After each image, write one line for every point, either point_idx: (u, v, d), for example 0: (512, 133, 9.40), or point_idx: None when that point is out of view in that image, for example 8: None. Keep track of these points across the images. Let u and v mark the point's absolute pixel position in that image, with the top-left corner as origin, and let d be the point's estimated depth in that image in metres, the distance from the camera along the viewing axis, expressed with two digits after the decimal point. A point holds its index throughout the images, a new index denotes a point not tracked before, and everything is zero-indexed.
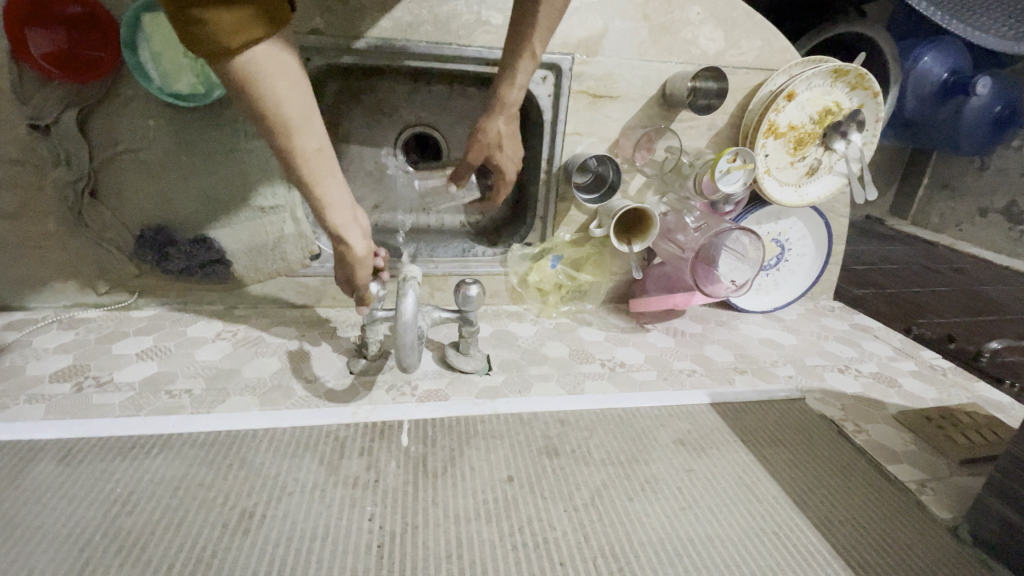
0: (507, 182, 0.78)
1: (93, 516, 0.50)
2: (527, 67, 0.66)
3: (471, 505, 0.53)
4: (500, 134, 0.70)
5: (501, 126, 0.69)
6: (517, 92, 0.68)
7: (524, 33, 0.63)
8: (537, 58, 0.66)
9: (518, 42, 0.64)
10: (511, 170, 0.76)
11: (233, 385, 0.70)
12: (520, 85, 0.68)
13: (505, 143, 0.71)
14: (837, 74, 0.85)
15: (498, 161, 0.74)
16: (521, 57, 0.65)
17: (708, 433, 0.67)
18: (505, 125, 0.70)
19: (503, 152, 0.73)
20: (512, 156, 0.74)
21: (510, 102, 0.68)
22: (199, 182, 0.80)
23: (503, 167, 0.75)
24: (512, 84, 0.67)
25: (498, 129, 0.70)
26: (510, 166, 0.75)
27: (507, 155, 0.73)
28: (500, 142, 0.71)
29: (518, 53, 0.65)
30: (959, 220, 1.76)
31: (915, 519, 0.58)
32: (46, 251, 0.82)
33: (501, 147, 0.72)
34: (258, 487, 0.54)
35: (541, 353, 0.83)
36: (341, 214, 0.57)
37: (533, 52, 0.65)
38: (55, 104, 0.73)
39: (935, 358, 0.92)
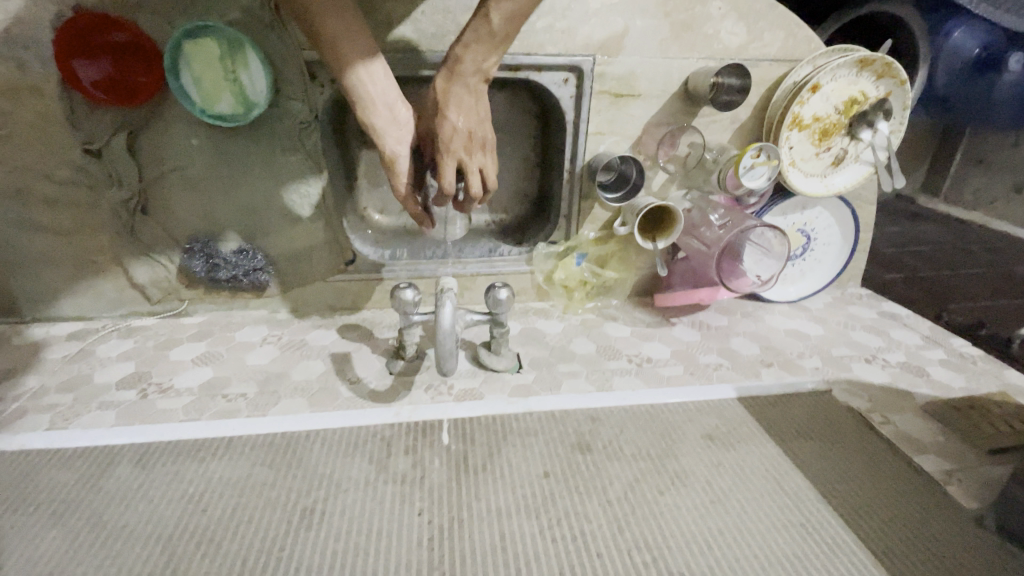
0: (445, 151, 0.68)
1: (173, 513, 0.55)
2: (480, 26, 0.64)
3: (511, 500, 0.57)
4: (441, 93, 0.67)
5: (444, 81, 0.67)
6: (463, 54, 0.66)
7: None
8: (488, 22, 0.64)
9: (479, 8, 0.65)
10: (449, 136, 0.67)
11: (283, 388, 0.74)
12: (471, 47, 0.65)
13: (443, 100, 0.67)
14: (862, 64, 0.84)
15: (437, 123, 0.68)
16: (476, 17, 0.65)
17: (736, 426, 0.69)
18: (446, 84, 0.67)
19: (443, 111, 0.67)
20: (451, 117, 0.67)
21: (454, 57, 0.66)
22: (240, 195, 0.85)
23: (439, 130, 0.67)
24: (459, 41, 0.66)
25: (439, 85, 0.68)
26: (446, 128, 0.67)
27: (446, 117, 0.67)
28: (438, 98, 0.67)
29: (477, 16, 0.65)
30: (993, 197, 1.71)
31: (942, 509, 0.59)
32: (103, 265, 0.88)
33: (443, 106, 0.67)
34: (316, 485, 0.59)
35: (569, 350, 0.86)
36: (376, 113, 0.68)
37: (488, 13, 0.64)
38: (104, 131, 0.77)
39: (965, 346, 0.92)
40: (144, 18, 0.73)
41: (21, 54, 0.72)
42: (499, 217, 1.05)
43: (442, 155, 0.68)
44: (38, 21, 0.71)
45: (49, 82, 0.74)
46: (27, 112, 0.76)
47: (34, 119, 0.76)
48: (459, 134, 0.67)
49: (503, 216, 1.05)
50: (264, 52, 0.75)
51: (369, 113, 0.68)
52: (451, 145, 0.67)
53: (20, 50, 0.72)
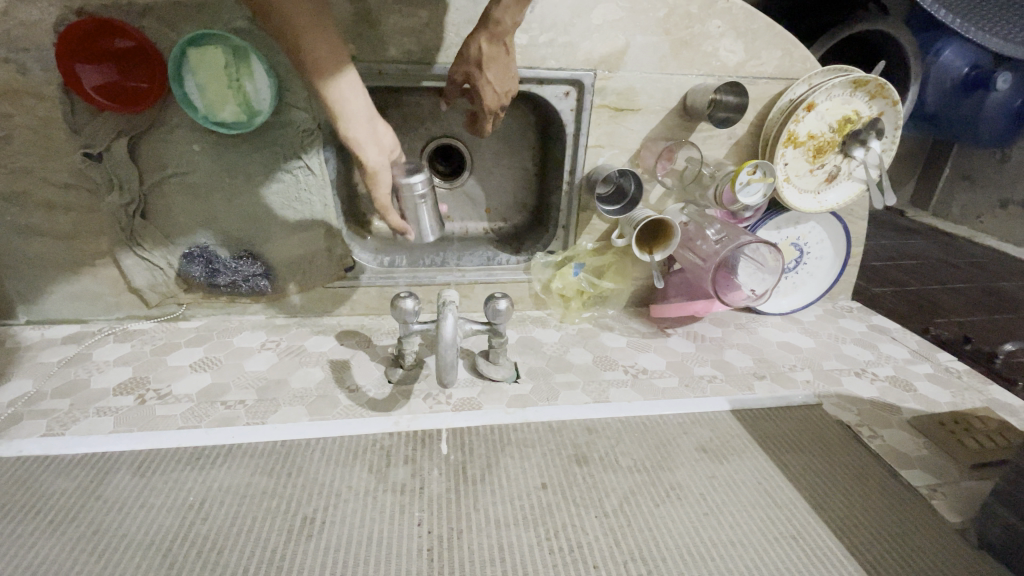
0: (485, 110, 0.74)
1: (173, 521, 0.56)
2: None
3: (508, 511, 0.58)
4: (480, 55, 0.69)
5: (484, 46, 0.69)
6: (504, 17, 0.66)
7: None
8: None
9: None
10: (488, 98, 0.73)
11: (282, 395, 0.75)
12: (511, 11, 0.65)
13: (485, 64, 0.70)
14: (856, 85, 0.87)
15: (476, 84, 0.72)
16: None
17: (729, 439, 0.71)
18: (487, 45, 0.68)
19: (482, 74, 0.71)
20: (493, 81, 0.72)
21: (496, 21, 0.66)
22: (241, 201, 0.85)
23: (479, 92, 0.72)
24: (499, 2, 0.65)
25: (479, 46, 0.69)
26: (486, 92, 0.72)
27: (486, 81, 0.71)
28: (479, 61, 0.70)
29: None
30: (980, 212, 1.74)
31: (928, 525, 0.61)
32: (102, 268, 0.88)
33: (481, 69, 0.70)
34: (315, 494, 0.59)
35: (566, 360, 0.87)
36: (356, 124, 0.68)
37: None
38: (105, 136, 0.77)
39: (951, 360, 0.94)
40: (148, 24, 0.73)
41: (22, 58, 0.72)
42: (498, 226, 1.07)
43: (484, 113, 0.75)
44: (41, 25, 0.71)
45: (52, 87, 0.74)
46: (27, 115, 0.76)
47: (34, 123, 0.76)
48: (499, 95, 0.73)
49: (502, 225, 1.07)
50: (268, 61, 0.76)
51: (350, 126, 0.68)
52: (493, 104, 0.74)
53: (22, 53, 0.72)
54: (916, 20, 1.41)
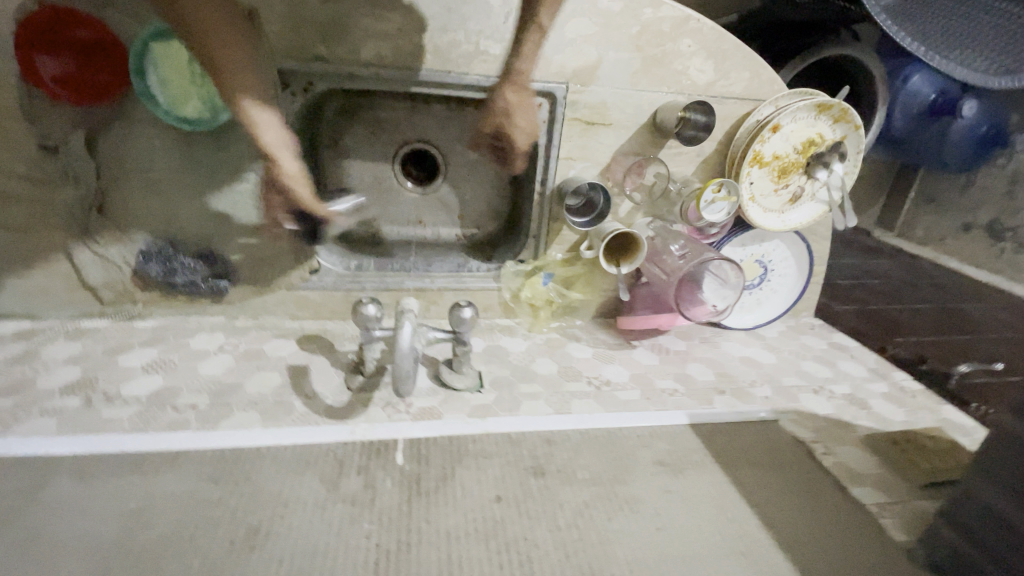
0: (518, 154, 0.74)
1: (110, 530, 0.53)
2: (537, 34, 0.66)
3: (461, 524, 0.57)
4: (508, 104, 0.69)
5: (511, 96, 0.69)
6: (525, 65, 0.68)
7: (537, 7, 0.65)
8: (544, 23, 0.66)
9: (530, 14, 0.65)
10: (522, 143, 0.72)
11: (236, 400, 0.73)
12: (530, 58, 0.68)
13: (514, 111, 0.69)
14: (820, 108, 0.89)
15: (510, 133, 0.71)
16: (531, 26, 0.65)
17: (686, 454, 0.71)
18: (515, 95, 0.69)
19: (515, 122, 0.70)
20: (523, 127, 0.71)
21: (519, 70, 0.68)
22: (203, 200, 0.83)
23: (513, 139, 0.71)
24: (521, 53, 0.67)
25: (506, 97, 0.69)
26: (519, 139, 0.71)
27: (520, 128, 0.71)
28: (508, 110, 0.69)
29: (528, 23, 0.66)
30: (943, 235, 1.80)
31: (876, 544, 0.62)
32: (54, 263, 0.84)
33: (512, 118, 0.70)
34: (263, 503, 0.58)
35: (531, 370, 0.87)
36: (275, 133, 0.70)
37: (540, 22, 0.65)
38: (64, 128, 0.76)
39: (906, 380, 0.97)
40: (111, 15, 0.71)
41: None
42: (470, 233, 1.06)
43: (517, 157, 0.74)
44: None
45: (7, 75, 0.72)
46: None
47: None
48: (529, 137, 0.73)
49: (475, 232, 1.06)
50: None
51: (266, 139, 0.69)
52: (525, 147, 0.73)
53: None
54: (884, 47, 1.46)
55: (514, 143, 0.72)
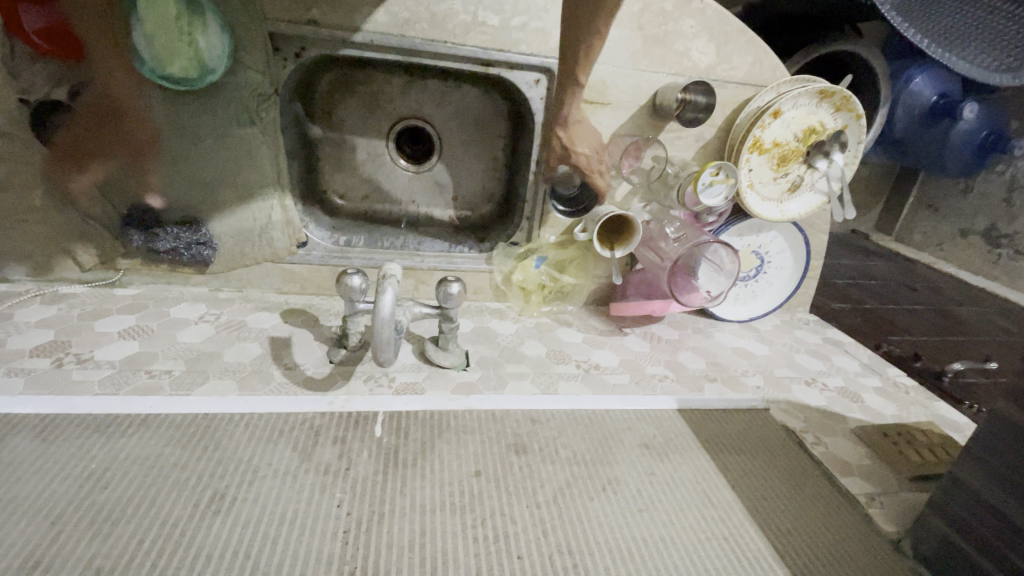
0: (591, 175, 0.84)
1: (69, 489, 0.51)
2: (579, 86, 0.74)
3: (437, 497, 0.55)
4: (562, 142, 0.80)
5: (563, 138, 0.80)
6: (574, 111, 0.77)
7: (575, 67, 0.72)
8: (583, 73, 0.73)
9: (570, 72, 0.73)
10: (590, 168, 0.83)
11: (212, 368, 0.71)
12: (577, 106, 0.77)
13: (570, 146, 0.80)
14: (822, 95, 0.87)
15: (576, 162, 0.82)
16: (572, 84, 0.74)
17: (672, 437, 0.70)
18: (567, 132, 0.80)
19: (580, 154, 0.81)
20: (584, 158, 0.82)
21: (565, 116, 0.78)
22: (186, 165, 0.81)
23: (582, 167, 0.83)
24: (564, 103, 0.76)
25: (560, 138, 0.80)
26: (587, 165, 0.82)
27: (586, 156, 0.82)
28: (565, 148, 0.81)
29: (567, 78, 0.74)
30: (941, 240, 1.80)
31: (863, 535, 0.60)
32: (31, 224, 0.81)
33: (578, 150, 0.81)
34: (232, 469, 0.56)
35: (519, 351, 0.85)
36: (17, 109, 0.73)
37: (580, 80, 0.73)
38: (46, 83, 0.73)
39: (900, 376, 0.95)
40: None
41: None
42: (464, 214, 1.04)
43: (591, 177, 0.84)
44: None
45: None
46: None
47: None
48: (595, 164, 0.83)
49: (468, 214, 1.05)
50: (224, 19, 0.72)
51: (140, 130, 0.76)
52: (593, 169, 0.83)
53: None
54: (889, 47, 1.45)
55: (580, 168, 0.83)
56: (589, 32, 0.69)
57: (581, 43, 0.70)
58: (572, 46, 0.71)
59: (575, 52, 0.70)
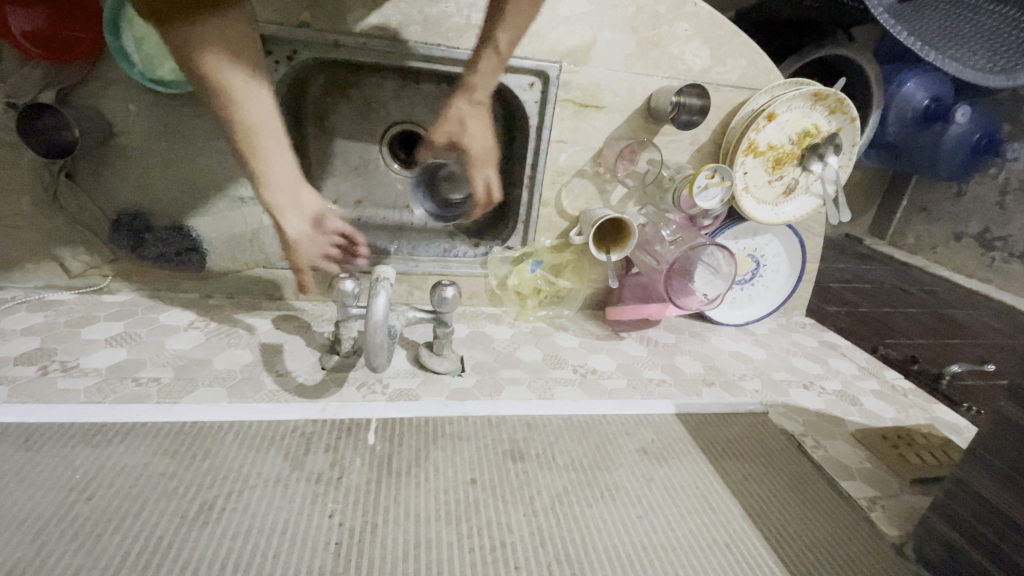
0: (477, 163, 0.72)
1: (52, 500, 0.50)
2: (492, 60, 0.68)
3: (431, 506, 0.54)
4: (460, 113, 0.68)
5: (464, 109, 0.69)
6: (478, 75, 0.68)
7: (492, 31, 0.66)
8: (501, 48, 0.67)
9: (489, 35, 0.66)
10: (479, 151, 0.71)
11: (202, 375, 0.70)
12: (487, 71, 0.68)
13: (468, 120, 0.69)
14: (816, 98, 0.88)
15: (463, 142, 0.70)
16: (488, 48, 0.67)
17: (671, 442, 0.69)
18: (469, 107, 0.68)
19: (468, 131, 0.69)
20: (477, 137, 0.70)
21: (472, 83, 0.68)
22: (177, 169, 0.80)
23: (469, 147, 0.70)
24: (477, 70, 0.68)
25: (460, 108, 0.68)
26: (474, 145, 0.70)
27: (474, 136, 0.70)
28: (462, 121, 0.69)
29: (483, 45, 0.67)
30: (934, 244, 1.80)
31: (866, 540, 0.59)
32: (17, 229, 0.80)
33: (467, 126, 0.69)
34: (221, 479, 0.54)
35: (514, 356, 0.84)
36: (274, 192, 0.73)
37: (496, 46, 0.67)
38: (33, 86, 0.71)
39: (897, 379, 0.95)
40: None
41: None
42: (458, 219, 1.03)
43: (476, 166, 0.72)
44: None
45: None
46: None
47: None
48: (486, 152, 0.72)
49: (463, 218, 1.04)
50: None
51: (235, 112, 0.67)
52: (482, 156, 0.72)
53: None
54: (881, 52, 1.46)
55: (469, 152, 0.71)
56: (511, 8, 0.65)
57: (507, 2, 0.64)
58: (493, 17, 0.66)
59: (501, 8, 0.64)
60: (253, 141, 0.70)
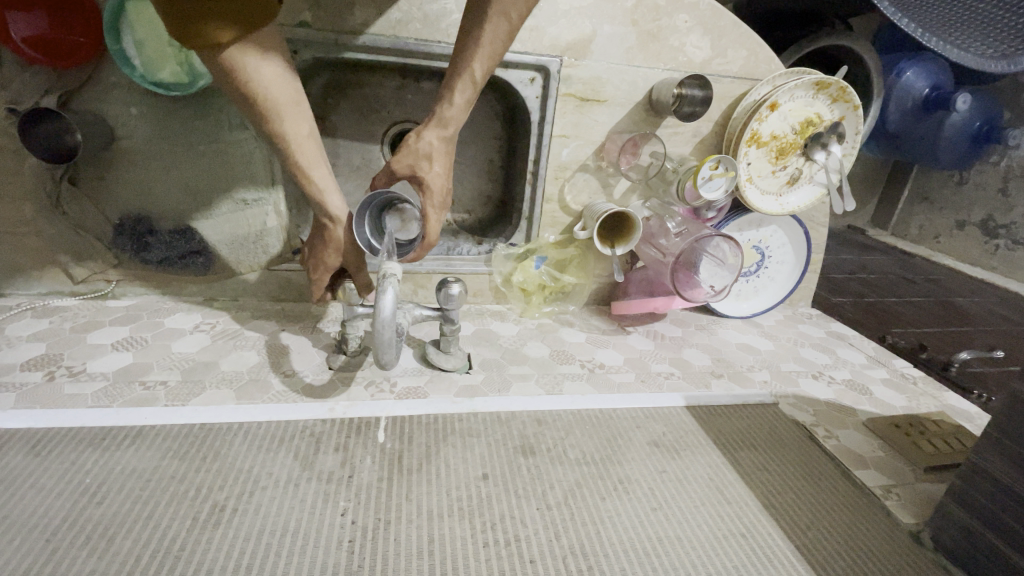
0: (430, 202, 0.66)
1: (62, 506, 0.49)
2: (465, 93, 0.65)
3: (444, 503, 0.53)
4: (424, 147, 0.65)
5: (431, 143, 0.65)
6: (449, 108, 0.65)
7: (465, 59, 0.62)
8: (477, 79, 0.64)
9: (462, 63, 0.63)
10: (437, 189, 0.67)
11: (209, 377, 0.69)
12: (458, 104, 0.65)
13: (432, 157, 0.66)
14: (818, 87, 0.87)
15: (423, 179, 0.66)
16: (462, 78, 0.63)
17: (682, 435, 0.68)
18: (434, 141, 0.65)
19: (431, 167, 0.66)
20: (438, 175, 0.66)
21: (443, 117, 0.65)
22: (179, 171, 0.80)
23: (426, 183, 0.66)
24: (450, 102, 0.64)
25: (428, 142, 0.65)
26: (432, 183, 0.66)
27: (435, 173, 0.66)
28: (428, 155, 0.65)
29: (457, 75, 0.64)
30: (938, 233, 1.80)
31: (883, 528, 0.58)
32: (21, 236, 0.80)
33: (430, 162, 0.66)
34: (231, 481, 0.54)
35: (521, 352, 0.84)
36: (334, 200, 0.65)
37: (472, 76, 0.63)
38: (35, 91, 0.71)
39: (907, 367, 0.94)
40: None
41: None
42: (461, 217, 1.04)
43: (431, 208, 0.66)
44: None
45: None
46: None
47: None
48: (444, 192, 0.68)
49: (465, 216, 1.04)
50: None
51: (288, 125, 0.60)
52: (437, 196, 0.66)
53: None
54: None
55: (425, 190, 0.66)
56: (486, 38, 0.61)
57: (483, 29, 0.61)
58: (469, 46, 0.62)
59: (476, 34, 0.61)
60: (300, 155, 0.62)
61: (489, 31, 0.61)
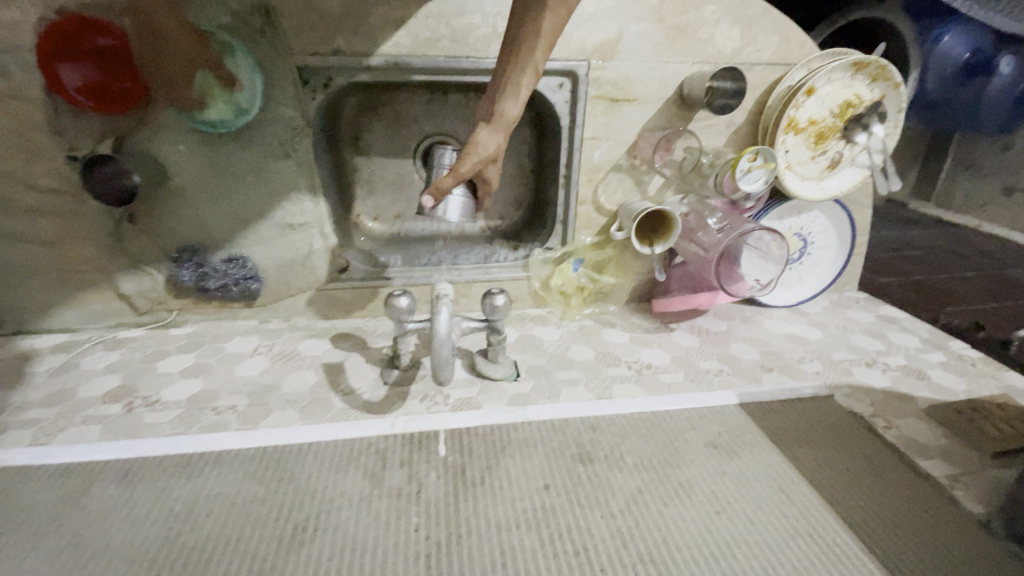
0: (486, 186, 0.70)
1: (157, 531, 0.53)
2: (529, 86, 0.63)
3: (510, 514, 0.55)
4: (492, 149, 0.64)
5: (497, 143, 0.64)
6: (512, 103, 0.62)
7: (531, 50, 0.60)
8: (542, 67, 0.62)
9: (524, 55, 0.60)
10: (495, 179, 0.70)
11: (274, 400, 0.72)
12: (523, 100, 0.63)
13: (498, 154, 0.65)
14: (857, 67, 0.84)
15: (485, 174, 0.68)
16: (529, 73, 0.61)
17: (738, 434, 0.68)
18: (500, 138, 0.64)
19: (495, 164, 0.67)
20: (495, 167, 0.68)
21: (506, 114, 0.63)
22: (228, 202, 0.83)
23: (490, 176, 0.69)
24: (514, 100, 0.62)
25: (493, 143, 0.64)
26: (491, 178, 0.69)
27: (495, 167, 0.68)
28: (494, 156, 0.65)
29: (521, 69, 0.60)
30: (985, 201, 1.72)
31: (955, 521, 0.57)
32: (88, 275, 0.85)
33: (493, 162, 0.66)
34: (307, 501, 0.57)
35: (567, 357, 0.84)
36: None
37: (537, 67, 0.61)
38: (90, 138, 0.75)
39: (965, 349, 0.91)
40: None
41: (3, 59, 0.70)
42: (494, 224, 1.05)
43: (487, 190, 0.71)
44: (21, 27, 0.69)
45: (32, 87, 0.72)
46: (9, 118, 0.73)
47: (16, 126, 0.74)
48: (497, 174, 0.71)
49: (499, 223, 1.05)
50: (255, 56, 0.74)
51: None
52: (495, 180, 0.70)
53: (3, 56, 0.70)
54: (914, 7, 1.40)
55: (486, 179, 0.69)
56: (549, 26, 0.58)
57: (549, 17, 0.58)
58: (529, 37, 0.59)
59: (543, 25, 0.58)
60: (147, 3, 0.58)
61: (548, 22, 0.58)
